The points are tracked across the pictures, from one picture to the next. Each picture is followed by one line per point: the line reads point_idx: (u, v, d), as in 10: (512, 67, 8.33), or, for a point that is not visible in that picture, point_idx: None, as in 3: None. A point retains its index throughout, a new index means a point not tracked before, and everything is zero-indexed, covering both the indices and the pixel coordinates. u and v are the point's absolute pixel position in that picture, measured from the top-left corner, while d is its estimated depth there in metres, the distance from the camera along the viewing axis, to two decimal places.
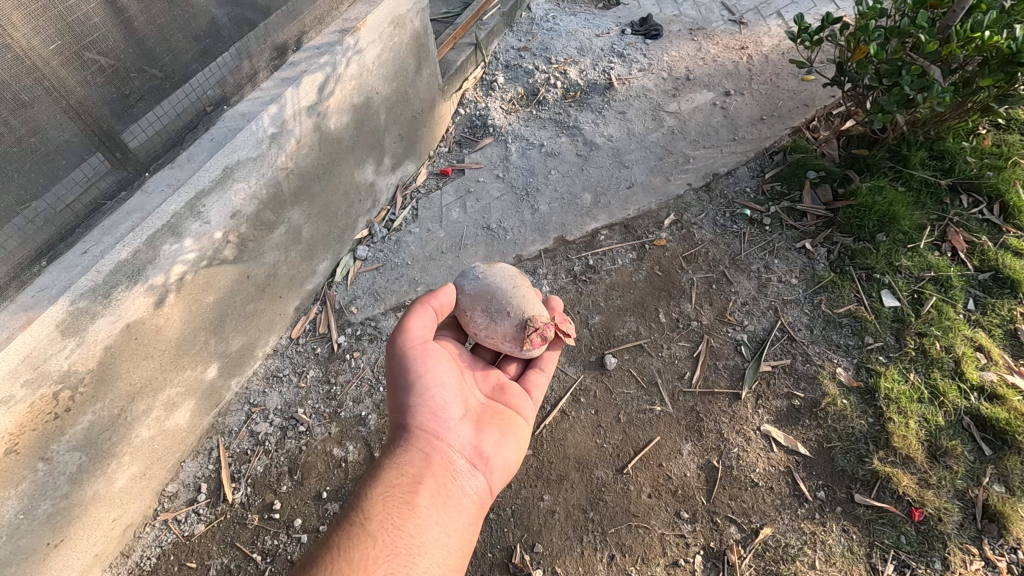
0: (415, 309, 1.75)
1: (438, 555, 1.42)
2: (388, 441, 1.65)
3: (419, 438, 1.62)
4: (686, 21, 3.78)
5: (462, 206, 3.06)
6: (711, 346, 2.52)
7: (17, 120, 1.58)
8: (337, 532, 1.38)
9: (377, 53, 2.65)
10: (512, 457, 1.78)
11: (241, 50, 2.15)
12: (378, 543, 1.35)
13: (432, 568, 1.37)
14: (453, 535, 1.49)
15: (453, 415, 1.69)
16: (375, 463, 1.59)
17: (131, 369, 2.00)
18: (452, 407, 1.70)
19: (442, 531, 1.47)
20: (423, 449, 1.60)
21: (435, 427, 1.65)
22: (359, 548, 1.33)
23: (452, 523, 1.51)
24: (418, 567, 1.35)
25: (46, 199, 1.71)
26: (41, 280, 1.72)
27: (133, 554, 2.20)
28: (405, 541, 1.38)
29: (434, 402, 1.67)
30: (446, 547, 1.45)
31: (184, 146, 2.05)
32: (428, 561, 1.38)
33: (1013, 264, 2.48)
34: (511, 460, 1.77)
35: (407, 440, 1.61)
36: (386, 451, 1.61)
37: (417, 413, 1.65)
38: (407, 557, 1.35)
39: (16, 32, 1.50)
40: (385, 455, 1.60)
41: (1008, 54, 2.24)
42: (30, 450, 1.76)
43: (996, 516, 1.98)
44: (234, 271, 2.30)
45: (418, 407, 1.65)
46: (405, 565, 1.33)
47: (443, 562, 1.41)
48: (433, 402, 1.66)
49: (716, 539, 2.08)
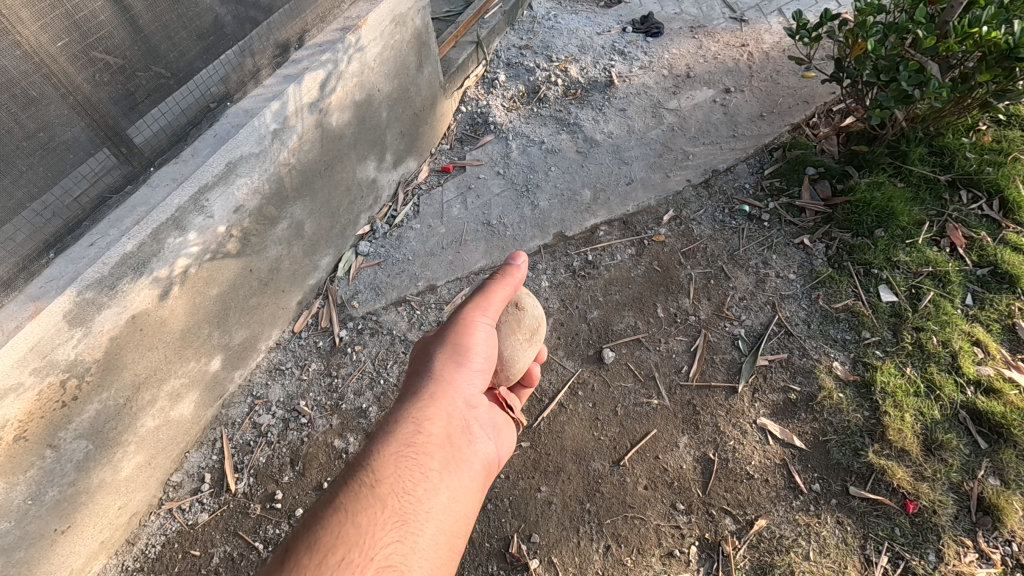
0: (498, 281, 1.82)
1: (443, 522, 1.42)
2: (405, 391, 1.62)
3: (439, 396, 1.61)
4: (687, 19, 3.79)
5: (462, 202, 3.09)
6: (709, 340, 2.54)
7: (26, 116, 1.63)
8: (345, 491, 1.37)
9: (379, 51, 2.69)
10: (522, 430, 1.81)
11: (244, 48, 2.19)
12: (388, 508, 1.35)
13: (437, 537, 1.38)
14: (461, 500, 1.49)
15: (474, 379, 1.69)
16: (390, 415, 1.56)
17: (137, 359, 2.05)
18: (475, 371, 1.70)
19: (451, 497, 1.47)
20: (442, 406, 1.58)
21: (457, 386, 1.64)
22: (367, 513, 1.32)
23: (462, 489, 1.51)
24: (424, 536, 1.36)
25: (55, 193, 1.76)
26: (49, 272, 1.77)
27: (138, 542, 2.24)
28: (414, 507, 1.38)
29: (460, 364, 1.67)
30: (453, 513, 1.46)
31: (188, 142, 2.09)
32: (434, 529, 1.39)
33: (1011, 260, 2.48)
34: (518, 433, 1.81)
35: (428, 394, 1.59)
36: (403, 402, 1.59)
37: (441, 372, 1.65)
38: (414, 524, 1.36)
39: (24, 29, 1.55)
40: (402, 406, 1.57)
41: (1006, 49, 2.24)
42: (38, 437, 1.80)
43: (991, 509, 1.99)
44: (237, 264, 2.34)
45: (444, 365, 1.64)
46: (412, 534, 1.34)
47: (448, 530, 1.43)
48: (457, 364, 1.66)
49: (710, 530, 2.11)
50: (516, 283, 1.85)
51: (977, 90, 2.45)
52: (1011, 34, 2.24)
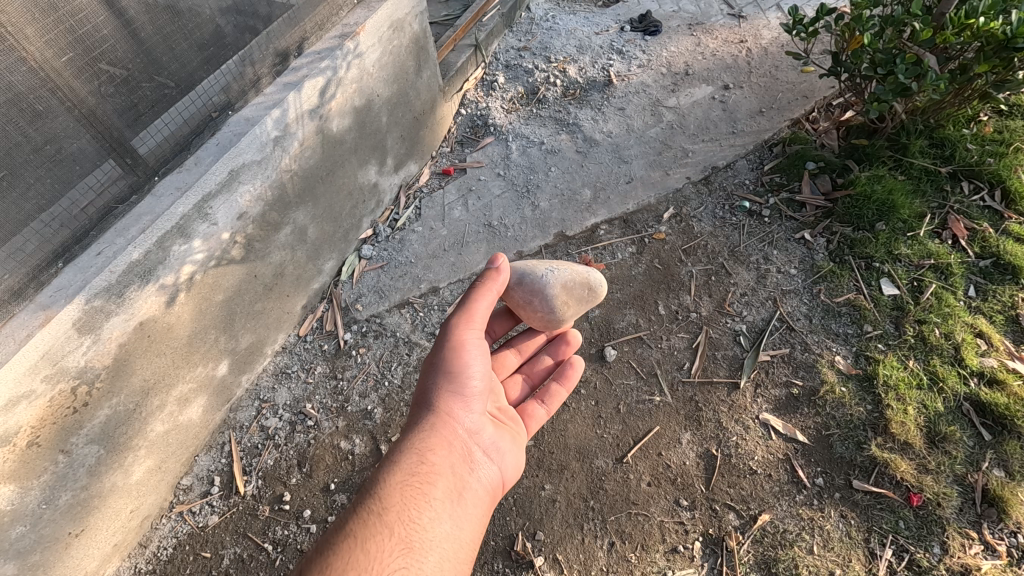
0: (480, 291, 1.79)
1: (447, 550, 1.46)
2: (408, 424, 1.68)
3: (442, 426, 1.66)
4: (685, 16, 3.80)
5: (464, 204, 3.12)
6: (711, 336, 2.55)
7: (34, 130, 1.67)
8: (354, 522, 1.40)
9: (378, 56, 2.72)
10: (520, 454, 1.86)
11: (245, 57, 2.23)
12: (393, 535, 1.38)
13: (442, 563, 1.42)
14: (464, 528, 1.53)
15: (473, 406, 1.74)
16: (393, 449, 1.62)
17: (145, 365, 2.08)
18: (473, 400, 1.74)
19: (454, 525, 1.51)
20: (443, 435, 1.64)
21: (457, 414, 1.70)
22: (376, 540, 1.36)
23: (465, 516, 1.56)
24: (430, 561, 1.39)
25: (62, 204, 1.80)
26: (59, 281, 1.81)
27: (150, 544, 2.29)
28: (419, 535, 1.42)
29: (459, 394, 1.71)
30: (456, 541, 1.50)
31: (192, 150, 2.13)
32: (438, 556, 1.42)
33: (1014, 250, 2.47)
34: (518, 454, 1.84)
35: (429, 424, 1.65)
36: (405, 436, 1.64)
37: (443, 401, 1.69)
38: (420, 551, 1.39)
39: (30, 45, 1.59)
40: (404, 440, 1.63)
41: (1004, 39, 2.21)
42: (51, 443, 1.85)
43: (996, 500, 1.98)
44: (242, 270, 2.38)
45: (443, 394, 1.69)
46: (418, 560, 1.37)
47: (453, 557, 1.46)
48: (459, 392, 1.71)
49: (714, 526, 2.11)
50: (499, 289, 1.84)
51: (976, 80, 2.43)
52: (1008, 24, 2.21)
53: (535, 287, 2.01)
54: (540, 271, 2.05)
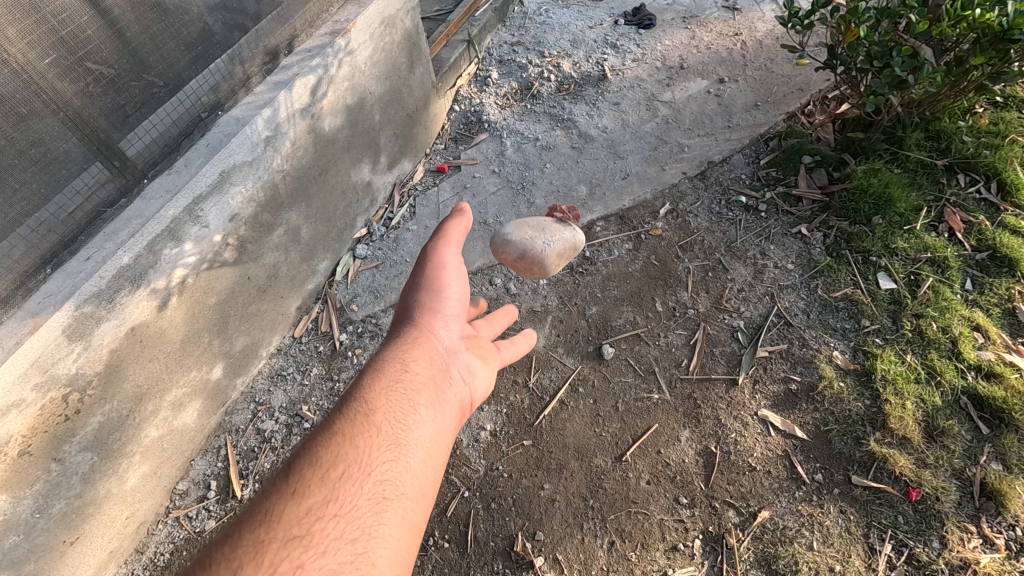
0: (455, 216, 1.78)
1: (432, 450, 1.44)
2: (388, 337, 1.64)
3: (421, 339, 1.62)
4: (679, 10, 3.77)
5: (459, 202, 3.09)
6: (709, 333, 2.54)
7: (18, 133, 1.63)
8: (323, 431, 1.35)
9: (369, 53, 2.68)
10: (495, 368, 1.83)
11: (233, 56, 2.19)
12: (378, 434, 1.36)
13: (427, 462, 1.40)
14: (446, 432, 1.51)
15: (450, 324, 1.71)
16: (375, 357, 1.58)
17: (138, 370, 2.06)
18: (449, 318, 1.71)
19: (438, 428, 1.48)
20: (424, 346, 1.61)
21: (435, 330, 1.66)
22: (361, 438, 1.33)
23: (447, 421, 1.53)
24: (416, 461, 1.37)
25: (49, 209, 1.77)
26: (47, 287, 1.78)
27: (147, 550, 2.27)
28: (403, 433, 1.39)
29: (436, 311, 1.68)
30: (440, 444, 1.48)
31: (181, 152, 2.10)
32: (423, 454, 1.40)
33: (1010, 243, 2.47)
34: (494, 368, 1.81)
35: (409, 337, 1.61)
36: (387, 346, 1.61)
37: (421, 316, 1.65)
38: (405, 449, 1.37)
39: (12, 47, 1.55)
40: (386, 350, 1.59)
41: (999, 31, 2.20)
42: (43, 451, 1.82)
43: (994, 494, 1.99)
44: (234, 272, 2.35)
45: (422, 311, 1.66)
46: (404, 458, 1.35)
47: (437, 457, 1.44)
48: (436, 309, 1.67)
49: (714, 523, 2.11)
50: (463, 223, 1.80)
51: (973, 72, 2.41)
52: (1004, 15, 2.20)
53: (538, 261, 2.02)
54: (539, 244, 2.01)
